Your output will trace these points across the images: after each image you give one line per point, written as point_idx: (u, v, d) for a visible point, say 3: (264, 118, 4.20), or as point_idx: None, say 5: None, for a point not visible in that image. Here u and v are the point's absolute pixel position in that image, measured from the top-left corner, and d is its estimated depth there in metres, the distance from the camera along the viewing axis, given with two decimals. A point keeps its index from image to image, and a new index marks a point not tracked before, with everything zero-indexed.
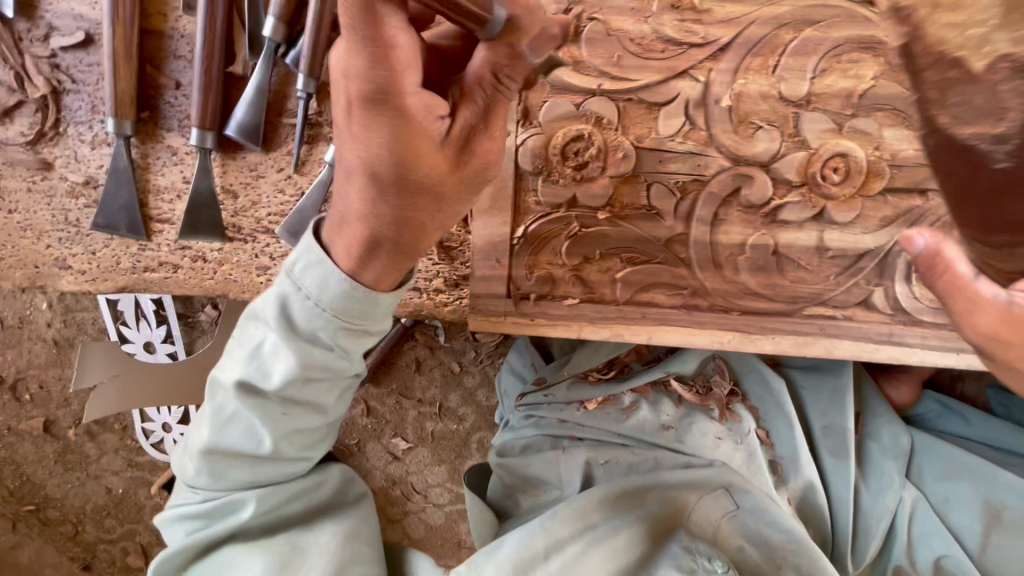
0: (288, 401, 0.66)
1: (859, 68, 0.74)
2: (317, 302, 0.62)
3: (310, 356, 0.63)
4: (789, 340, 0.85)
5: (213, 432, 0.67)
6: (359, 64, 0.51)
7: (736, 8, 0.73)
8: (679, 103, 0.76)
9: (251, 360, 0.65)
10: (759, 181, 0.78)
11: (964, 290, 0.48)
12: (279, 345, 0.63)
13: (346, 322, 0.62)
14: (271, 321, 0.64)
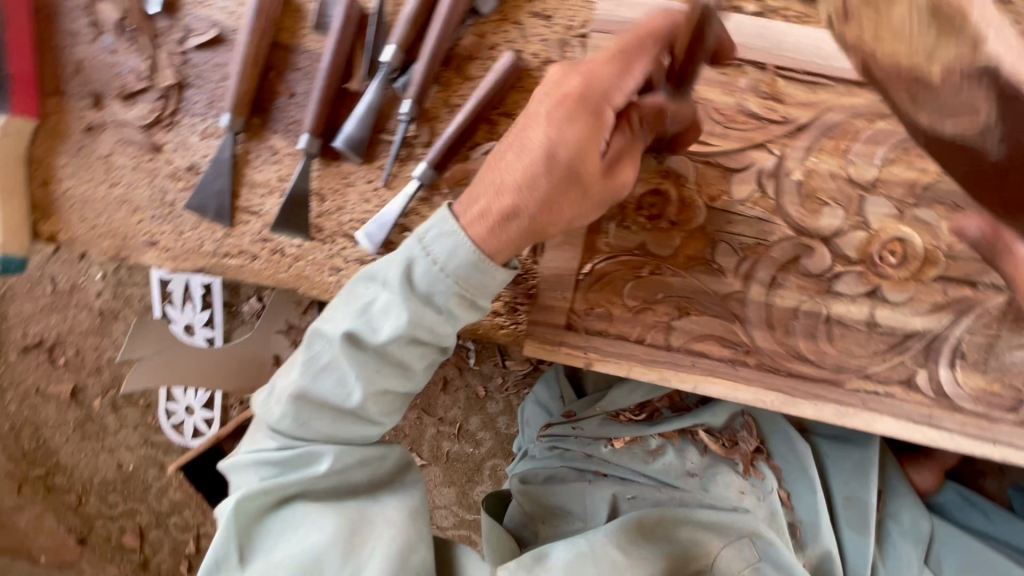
0: (385, 361, 0.76)
1: (924, 162, 0.81)
2: (441, 267, 0.71)
3: (420, 317, 0.73)
4: (831, 410, 0.87)
5: (310, 379, 0.76)
6: (597, 73, 0.66)
7: (815, 94, 0.80)
8: (753, 172, 0.82)
9: (363, 314, 0.75)
10: (819, 253, 0.84)
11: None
12: (392, 306, 0.73)
13: (461, 288, 0.72)
14: (388, 278, 0.74)
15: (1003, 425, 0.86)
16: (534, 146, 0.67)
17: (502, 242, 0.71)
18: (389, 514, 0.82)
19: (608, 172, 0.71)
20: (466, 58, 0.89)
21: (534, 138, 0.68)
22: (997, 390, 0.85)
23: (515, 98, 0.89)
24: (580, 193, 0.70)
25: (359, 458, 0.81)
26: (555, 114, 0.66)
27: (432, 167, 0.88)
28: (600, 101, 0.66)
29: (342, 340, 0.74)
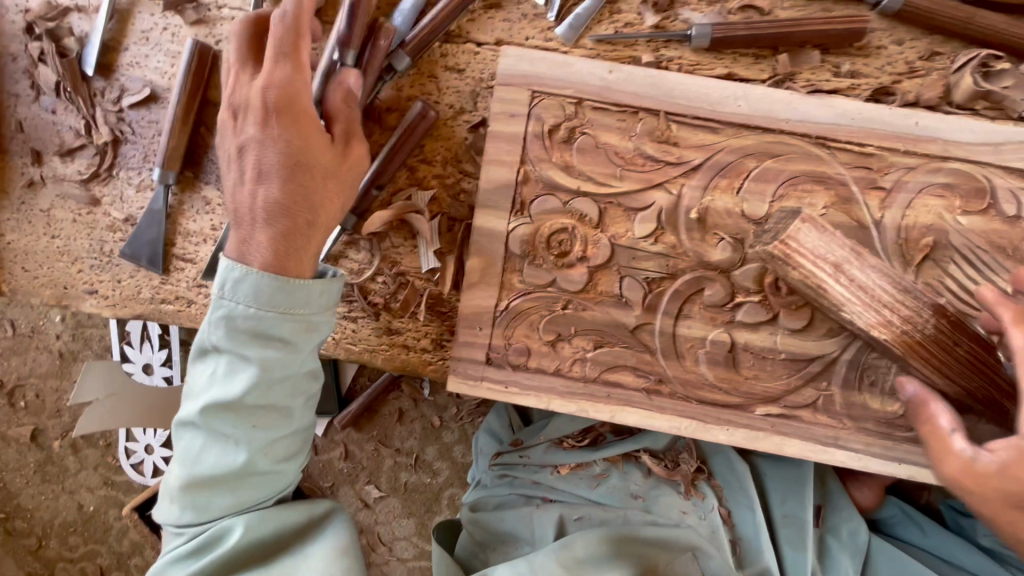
0: (248, 414, 0.79)
1: (812, 197, 0.86)
2: (257, 309, 0.75)
3: (264, 357, 0.77)
4: (742, 433, 0.91)
5: (190, 464, 0.80)
6: (280, 73, 0.74)
7: (707, 137, 0.86)
8: (653, 210, 0.87)
9: (212, 385, 0.79)
10: (719, 284, 0.89)
11: (944, 438, 0.79)
12: (232, 368, 0.78)
13: (286, 313, 0.77)
14: (220, 344, 0.78)
15: (905, 444, 0.90)
16: (261, 162, 0.76)
17: (298, 260, 0.78)
18: (313, 559, 0.84)
19: (343, 162, 0.80)
20: (385, 109, 0.93)
21: (262, 152, 0.75)
22: (897, 411, 0.89)
23: (432, 146, 0.94)
24: (325, 181, 0.78)
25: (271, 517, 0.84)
26: (263, 132, 0.75)
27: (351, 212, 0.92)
28: (291, 95, 0.74)
29: (202, 414, 0.79)
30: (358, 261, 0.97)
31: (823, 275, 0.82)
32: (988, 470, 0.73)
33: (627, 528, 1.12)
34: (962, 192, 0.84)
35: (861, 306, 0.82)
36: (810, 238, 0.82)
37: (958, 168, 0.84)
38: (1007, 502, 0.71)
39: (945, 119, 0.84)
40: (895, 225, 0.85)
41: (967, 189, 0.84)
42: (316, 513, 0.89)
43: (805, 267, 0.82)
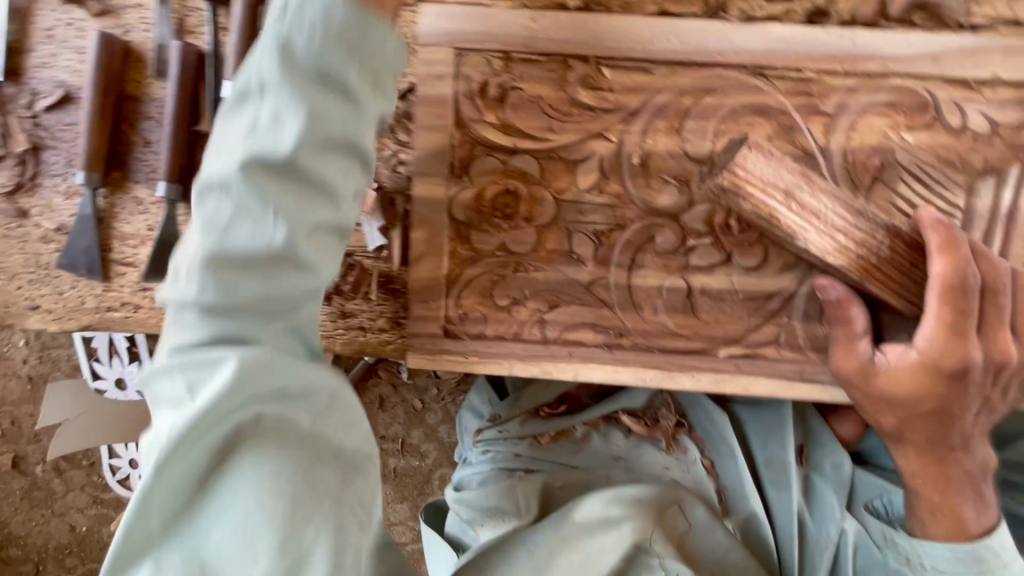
0: (301, 175, 0.67)
1: (754, 130, 0.84)
2: (317, 36, 0.65)
3: (320, 105, 0.66)
4: (707, 378, 0.91)
5: (216, 237, 0.65)
6: None
7: (641, 79, 0.83)
8: (594, 161, 0.85)
9: (250, 136, 0.65)
10: (670, 230, 0.87)
11: (850, 339, 0.84)
12: (281, 109, 0.65)
13: (348, 48, 0.66)
14: (267, 82, 0.66)
15: None
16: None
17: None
18: (340, 471, 0.69)
19: None
20: None
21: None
22: None
23: None
24: None
25: (295, 403, 0.68)
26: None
27: None
28: None
29: (241, 172, 0.65)
30: None
31: (777, 205, 0.79)
32: (890, 372, 0.81)
33: (618, 487, 1.07)
34: (906, 109, 0.82)
35: (817, 234, 0.80)
36: (758, 165, 0.79)
37: (899, 84, 0.82)
38: (883, 401, 0.82)
39: (883, 35, 0.81)
40: (841, 151, 0.83)
41: (911, 105, 0.82)
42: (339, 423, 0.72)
43: (756, 197, 0.79)
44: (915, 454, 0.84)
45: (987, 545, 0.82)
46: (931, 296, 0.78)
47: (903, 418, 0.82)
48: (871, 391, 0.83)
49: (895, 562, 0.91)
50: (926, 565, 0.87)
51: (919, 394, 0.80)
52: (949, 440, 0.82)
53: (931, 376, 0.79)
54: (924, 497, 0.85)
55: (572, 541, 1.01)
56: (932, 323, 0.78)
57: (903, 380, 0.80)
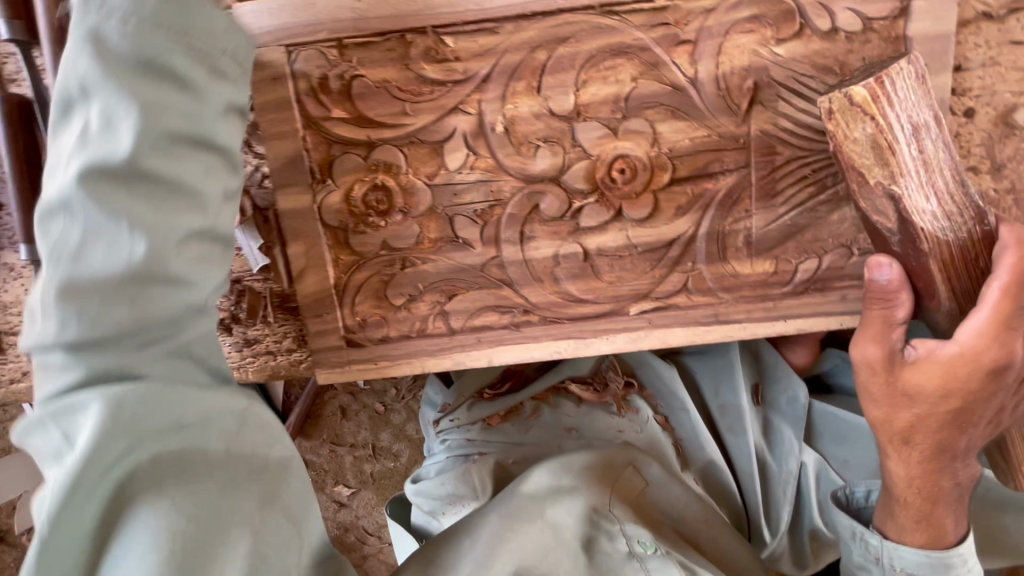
0: (151, 182, 0.56)
1: (618, 73, 0.78)
2: (133, 22, 0.54)
3: (156, 97, 0.55)
4: (623, 338, 0.88)
5: (64, 260, 0.53)
6: None
7: (487, 41, 0.77)
8: (457, 138, 0.80)
9: (82, 144, 0.54)
10: (553, 194, 0.82)
11: (879, 322, 0.74)
12: (112, 107, 0.54)
13: (179, 37, 0.56)
14: (88, 82, 0.54)
15: (784, 300, 0.86)
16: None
17: None
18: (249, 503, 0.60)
19: None
20: None
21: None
22: (770, 269, 0.85)
23: None
24: None
25: (198, 436, 0.59)
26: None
27: None
28: None
29: (77, 178, 0.53)
30: None
31: (897, 134, 0.69)
32: (928, 364, 0.72)
33: (562, 457, 1.03)
34: (770, 20, 0.77)
35: (917, 186, 0.71)
36: (897, 90, 0.68)
37: None
38: (903, 395, 0.74)
39: None
40: (711, 78, 0.78)
41: (775, 15, 0.77)
42: (258, 444, 0.64)
43: (877, 121, 0.69)
44: (916, 460, 0.77)
45: (957, 553, 0.79)
46: (993, 289, 0.69)
47: (919, 416, 0.74)
48: (903, 380, 0.73)
49: (862, 557, 0.86)
50: (897, 567, 0.82)
51: (945, 391, 0.72)
52: (955, 447, 0.76)
53: (969, 373, 0.70)
54: (911, 506, 0.80)
55: (526, 514, 0.92)
56: (986, 317, 0.69)
57: (932, 375, 0.71)
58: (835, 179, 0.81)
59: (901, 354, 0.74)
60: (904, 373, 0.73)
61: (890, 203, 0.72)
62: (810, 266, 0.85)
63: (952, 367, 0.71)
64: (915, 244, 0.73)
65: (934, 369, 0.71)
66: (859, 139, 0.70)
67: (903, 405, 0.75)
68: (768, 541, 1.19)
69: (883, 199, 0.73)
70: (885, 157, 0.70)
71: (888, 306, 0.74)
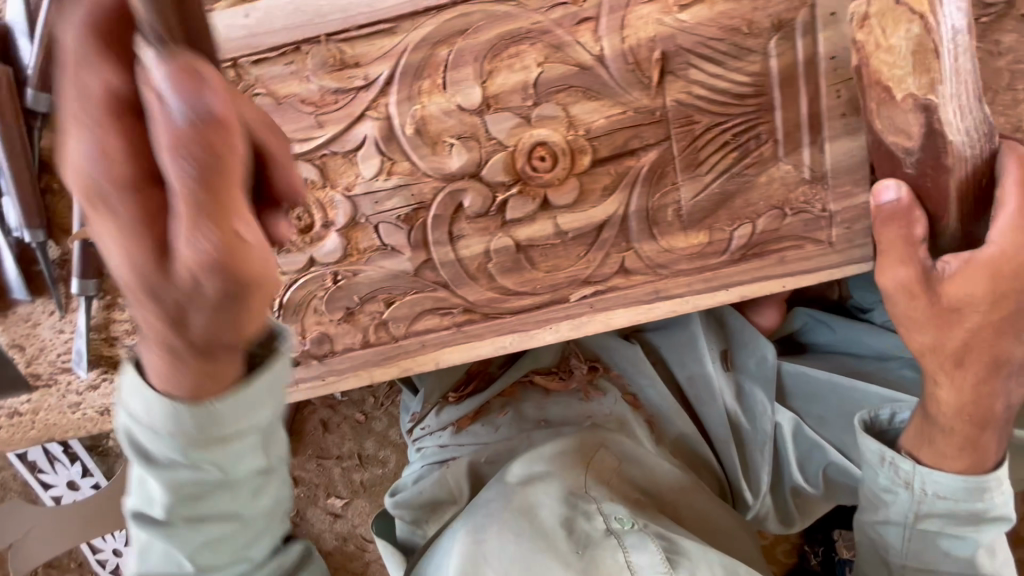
0: (197, 520, 0.58)
1: (523, 59, 0.77)
2: (153, 429, 0.52)
3: (178, 482, 0.55)
4: (566, 325, 0.87)
5: (139, 556, 0.62)
6: None
7: (385, 43, 0.76)
8: (369, 145, 0.79)
9: (135, 488, 0.59)
10: (475, 190, 0.81)
11: (903, 241, 0.76)
12: (148, 480, 0.56)
13: (189, 441, 0.52)
14: (145, 480, 0.57)
15: (723, 269, 0.85)
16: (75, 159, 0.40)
17: None
18: None
19: None
20: None
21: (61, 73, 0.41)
22: (705, 240, 0.84)
23: None
24: None
25: None
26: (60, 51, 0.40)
27: (86, 278, 0.86)
28: None
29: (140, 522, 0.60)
30: (125, 321, 0.91)
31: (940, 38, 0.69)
32: (961, 272, 0.72)
33: (548, 441, 1.05)
34: None
35: (953, 95, 0.71)
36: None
37: None
38: (947, 311, 0.74)
39: None
40: (618, 54, 0.77)
41: None
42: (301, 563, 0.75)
43: (879, 50, 0.73)
44: (954, 384, 0.77)
45: (994, 477, 0.77)
46: (1010, 194, 0.71)
47: (971, 333, 0.74)
48: (951, 293, 0.73)
49: (889, 481, 0.82)
50: (928, 492, 0.79)
51: (996, 296, 0.72)
52: (1011, 359, 0.75)
53: (1015, 271, 0.71)
54: (952, 435, 0.78)
55: (500, 507, 0.90)
56: (1012, 216, 0.71)
57: (970, 284, 0.72)
58: (757, 141, 0.80)
59: (938, 268, 0.74)
60: (943, 291, 0.73)
61: (920, 118, 0.72)
62: (744, 232, 0.84)
63: (994, 269, 0.71)
64: (938, 161, 0.73)
65: (977, 273, 0.72)
66: (897, 47, 0.72)
67: (947, 328, 0.75)
68: (751, 504, 1.19)
69: (914, 114, 0.73)
70: (924, 62, 0.71)
71: (912, 223, 0.75)
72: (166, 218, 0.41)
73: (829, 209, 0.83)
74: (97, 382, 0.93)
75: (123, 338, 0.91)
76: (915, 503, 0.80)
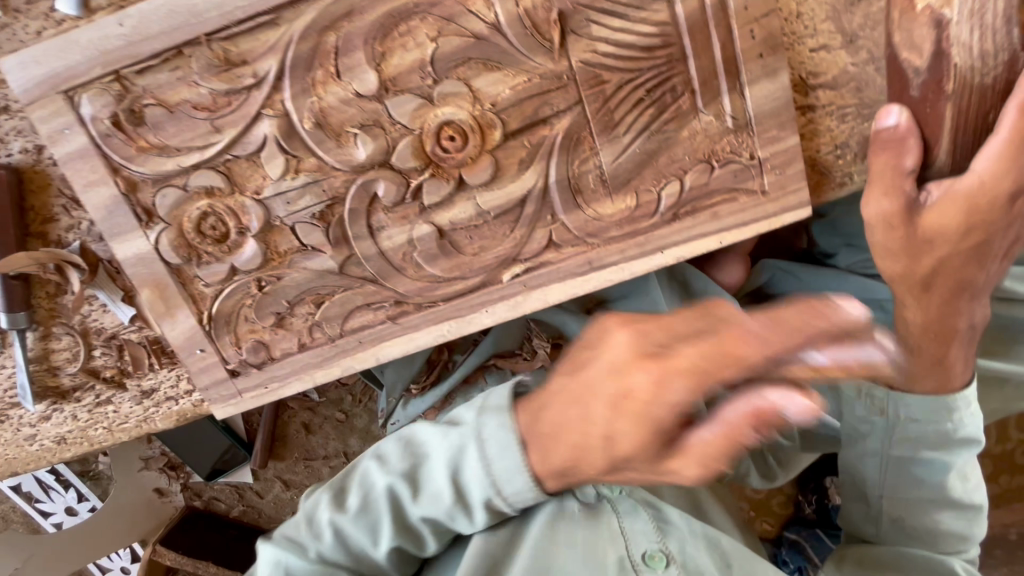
0: (410, 529, 0.71)
1: (415, 36, 0.73)
2: (490, 472, 0.66)
3: (449, 505, 0.68)
4: (502, 306, 0.85)
5: (337, 513, 0.70)
6: None
7: (270, 37, 0.72)
8: (271, 145, 0.76)
9: (408, 467, 0.69)
10: (387, 180, 0.78)
11: (883, 173, 0.72)
12: (437, 480, 0.67)
13: (496, 490, 0.67)
14: (455, 460, 0.67)
15: (656, 231, 0.82)
16: (633, 383, 0.58)
17: None
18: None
19: None
20: None
21: (644, 325, 0.61)
22: (633, 203, 0.81)
23: (33, 203, 0.83)
24: None
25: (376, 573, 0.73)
26: (619, 321, 0.63)
27: (15, 311, 0.83)
28: None
29: (387, 491, 0.68)
30: (64, 349, 0.90)
31: None
32: (941, 202, 0.70)
33: None
34: None
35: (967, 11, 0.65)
36: None
37: None
38: (904, 250, 0.74)
39: None
40: (514, 18, 0.73)
41: None
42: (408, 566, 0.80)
43: None
44: (915, 303, 0.77)
45: (962, 397, 0.78)
46: (1009, 109, 0.66)
47: (941, 259, 0.73)
48: (933, 221, 0.71)
49: (867, 411, 0.83)
50: (901, 415, 0.80)
51: (967, 225, 0.71)
52: (975, 283, 0.76)
53: (988, 205, 0.70)
54: (924, 352, 0.78)
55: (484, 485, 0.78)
56: (1001, 141, 0.67)
57: (951, 213, 0.70)
58: (673, 94, 0.76)
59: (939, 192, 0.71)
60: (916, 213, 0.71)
61: (932, 35, 0.67)
62: (673, 190, 0.80)
63: (979, 199, 0.69)
64: (939, 84, 0.68)
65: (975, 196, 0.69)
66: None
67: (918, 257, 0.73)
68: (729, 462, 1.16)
69: (928, 31, 0.67)
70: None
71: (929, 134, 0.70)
72: (746, 383, 0.54)
73: (757, 157, 0.80)
74: (49, 412, 0.93)
75: (66, 366, 0.91)
76: (890, 429, 0.82)
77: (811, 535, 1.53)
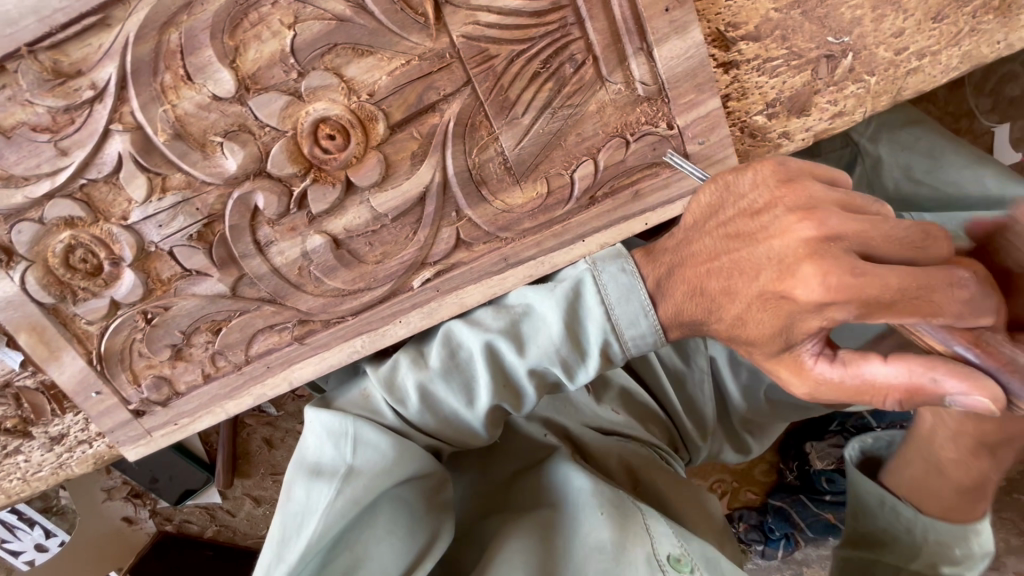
0: (508, 386, 0.69)
1: (271, 24, 0.64)
2: (608, 313, 0.66)
3: (556, 352, 0.67)
4: (417, 315, 0.78)
5: (423, 378, 0.70)
6: None
7: (103, 39, 0.63)
8: (128, 163, 0.68)
9: (519, 314, 0.70)
10: (266, 190, 0.70)
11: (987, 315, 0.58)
12: (541, 325, 0.67)
13: (612, 329, 0.66)
14: (570, 298, 0.67)
15: (573, 218, 0.75)
16: (796, 280, 0.53)
17: None
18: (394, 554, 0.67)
19: None
20: None
21: (832, 213, 0.53)
22: (545, 189, 0.73)
23: None
24: None
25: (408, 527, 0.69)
26: (834, 200, 0.55)
27: None
28: None
29: (480, 348, 0.68)
30: None
31: None
32: None
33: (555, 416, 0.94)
34: None
35: None
36: None
37: None
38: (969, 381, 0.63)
39: None
40: None
41: None
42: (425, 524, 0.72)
43: None
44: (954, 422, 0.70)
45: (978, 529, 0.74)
46: None
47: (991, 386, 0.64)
48: None
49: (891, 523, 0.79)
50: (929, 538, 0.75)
51: None
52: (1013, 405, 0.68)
53: None
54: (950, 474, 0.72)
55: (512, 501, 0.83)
56: None
57: None
58: (574, 64, 0.68)
59: None
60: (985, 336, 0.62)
61: None
62: (586, 172, 0.72)
63: None
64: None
65: None
66: None
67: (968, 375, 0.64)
68: (700, 444, 1.02)
69: None
70: None
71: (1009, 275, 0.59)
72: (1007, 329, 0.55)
73: (675, 126, 0.72)
74: None
75: None
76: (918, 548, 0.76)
77: (795, 503, 1.39)
